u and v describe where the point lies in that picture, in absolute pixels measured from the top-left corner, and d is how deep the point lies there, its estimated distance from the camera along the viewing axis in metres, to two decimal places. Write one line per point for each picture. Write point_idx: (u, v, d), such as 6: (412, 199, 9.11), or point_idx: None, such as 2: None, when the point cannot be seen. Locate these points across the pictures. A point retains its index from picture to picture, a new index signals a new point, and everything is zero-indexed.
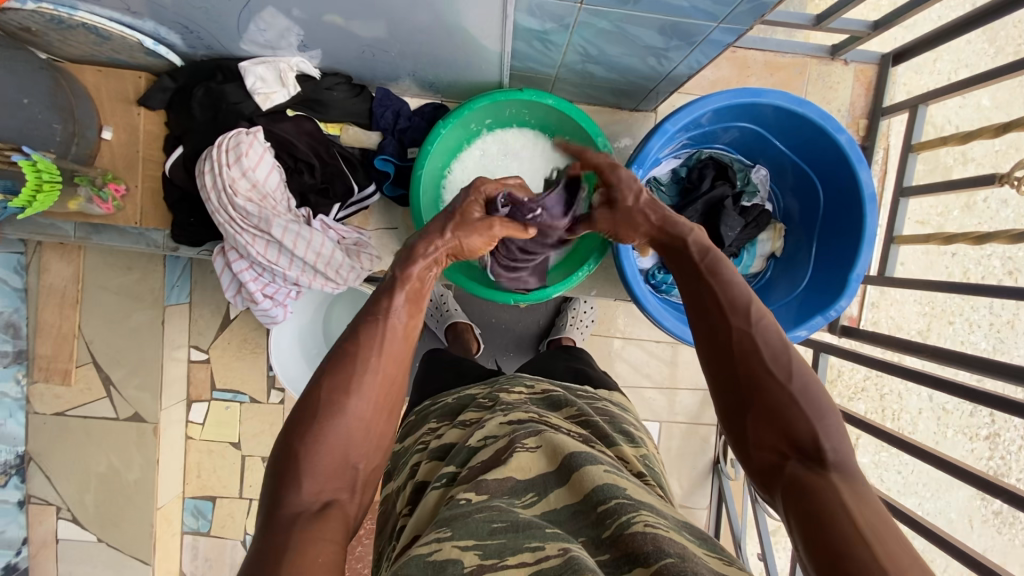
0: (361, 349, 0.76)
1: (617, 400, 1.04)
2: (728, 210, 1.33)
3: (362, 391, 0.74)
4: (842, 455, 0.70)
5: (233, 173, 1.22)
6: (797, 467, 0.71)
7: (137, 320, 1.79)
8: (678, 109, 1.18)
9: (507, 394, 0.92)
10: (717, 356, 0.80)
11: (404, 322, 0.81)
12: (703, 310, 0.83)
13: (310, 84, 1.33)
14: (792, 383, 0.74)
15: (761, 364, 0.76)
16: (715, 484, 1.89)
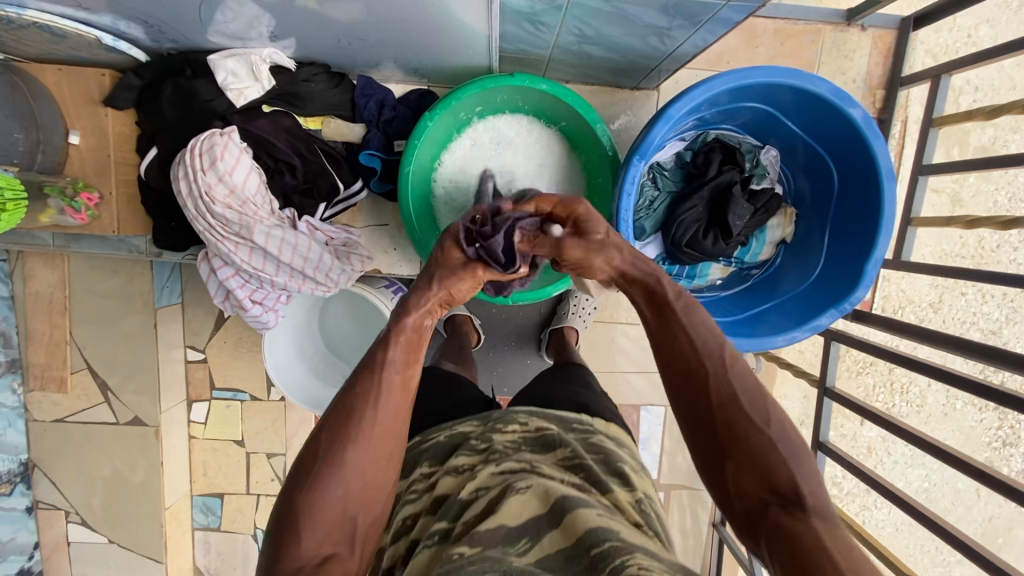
0: (357, 401, 0.76)
1: (613, 432, 0.93)
2: (737, 197, 1.25)
3: (358, 443, 0.74)
4: (820, 501, 0.71)
5: (208, 179, 1.15)
6: (778, 514, 0.70)
7: (129, 323, 1.75)
8: (683, 93, 1.09)
9: (500, 435, 0.86)
10: (689, 410, 0.80)
11: (397, 377, 0.80)
12: (675, 356, 0.83)
13: (286, 76, 1.24)
14: (769, 430, 0.75)
15: (735, 404, 0.77)
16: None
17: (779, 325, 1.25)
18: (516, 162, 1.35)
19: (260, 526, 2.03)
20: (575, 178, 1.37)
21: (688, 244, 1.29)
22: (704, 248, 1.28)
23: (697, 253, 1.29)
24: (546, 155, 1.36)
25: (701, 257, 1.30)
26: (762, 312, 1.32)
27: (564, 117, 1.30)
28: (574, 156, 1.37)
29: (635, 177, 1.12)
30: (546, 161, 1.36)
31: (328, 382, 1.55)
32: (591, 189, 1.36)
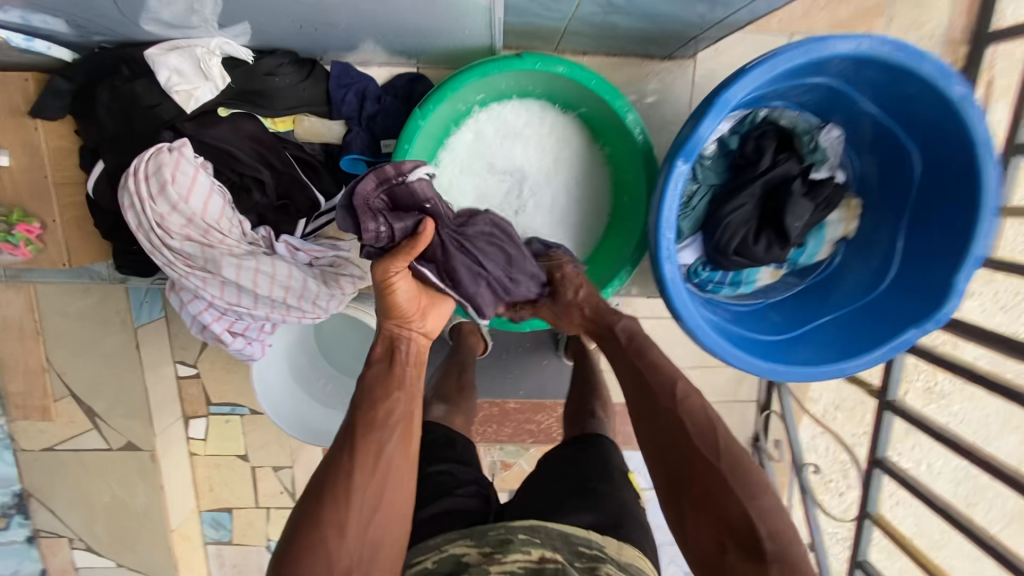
0: (340, 457, 0.75)
1: (629, 559, 0.79)
2: (796, 194, 1.04)
3: (347, 499, 0.72)
4: (781, 542, 0.71)
5: (160, 207, 0.96)
6: (737, 560, 0.71)
7: (109, 346, 1.60)
8: (739, 74, 0.86)
9: (497, 569, 0.72)
10: (653, 451, 0.82)
11: (393, 435, 0.77)
12: (641, 401, 0.85)
13: (243, 70, 1.01)
14: (722, 464, 0.76)
15: (701, 453, 0.77)
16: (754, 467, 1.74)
17: (846, 346, 1.06)
18: (529, 157, 1.13)
19: (273, 538, 1.96)
20: (598, 172, 1.16)
21: (736, 250, 1.09)
22: (756, 255, 1.08)
23: (747, 260, 1.10)
24: (563, 146, 1.14)
25: (751, 264, 1.10)
26: (820, 326, 1.13)
27: (585, 101, 1.07)
28: (596, 146, 1.15)
29: (682, 183, 0.90)
30: (563, 154, 1.15)
31: (328, 407, 1.39)
32: (619, 185, 1.15)
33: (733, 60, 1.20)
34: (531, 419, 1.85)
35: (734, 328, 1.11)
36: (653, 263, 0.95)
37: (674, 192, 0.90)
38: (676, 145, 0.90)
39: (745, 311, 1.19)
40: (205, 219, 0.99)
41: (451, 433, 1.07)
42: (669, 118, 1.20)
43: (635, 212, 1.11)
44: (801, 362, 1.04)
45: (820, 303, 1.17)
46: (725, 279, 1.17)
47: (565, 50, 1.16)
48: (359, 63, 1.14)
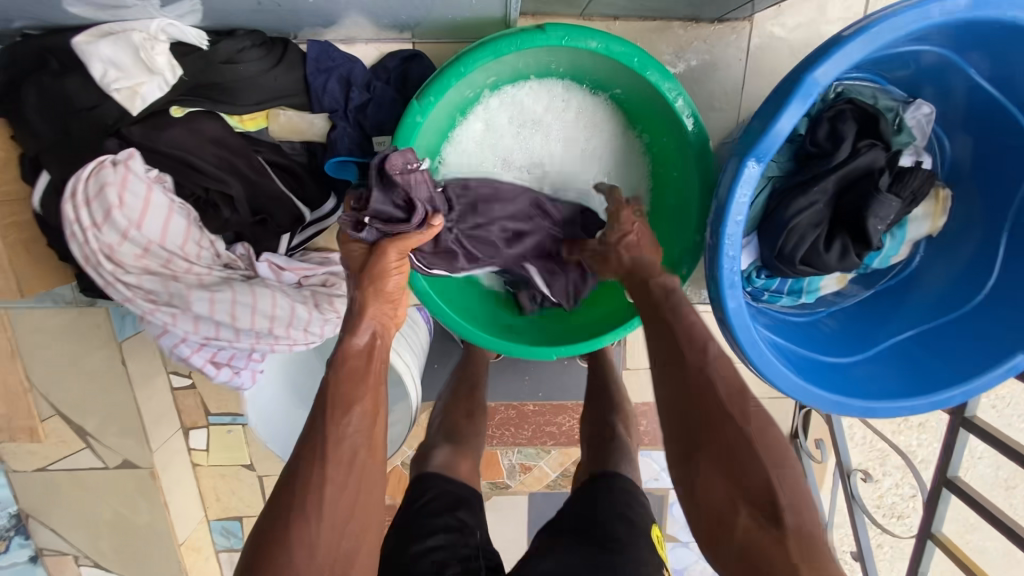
0: (304, 462, 0.67)
1: None
2: (882, 191, 0.85)
3: (312, 514, 0.65)
4: (802, 516, 0.57)
5: (108, 237, 0.79)
6: (750, 525, 0.57)
7: (93, 363, 1.47)
8: (834, 47, 0.66)
9: None
10: (663, 389, 0.65)
11: (360, 432, 0.70)
12: (657, 335, 0.69)
13: (196, 58, 0.82)
14: (748, 429, 0.60)
15: (720, 405, 0.61)
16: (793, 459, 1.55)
17: (934, 372, 0.89)
18: (551, 150, 0.94)
19: None
20: (634, 166, 0.95)
21: (803, 258, 0.90)
22: (828, 264, 0.90)
23: (815, 269, 0.91)
24: (591, 134, 0.95)
25: (819, 273, 0.92)
26: (897, 344, 0.96)
27: (620, 81, 0.86)
28: (632, 133, 0.94)
29: (752, 190, 0.71)
30: (591, 144, 0.95)
31: None
32: (656, 181, 0.94)
33: (797, 19, 0.98)
34: (552, 421, 1.64)
35: (797, 350, 0.94)
36: (710, 285, 0.78)
37: (742, 202, 0.71)
38: (746, 140, 0.70)
39: (804, 325, 1.02)
40: (165, 244, 0.83)
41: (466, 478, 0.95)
42: (717, 93, 1.00)
43: (678, 220, 0.89)
44: (883, 394, 0.87)
45: (894, 314, 0.99)
46: (783, 288, 1.00)
47: (592, 14, 0.96)
48: (342, 40, 0.93)
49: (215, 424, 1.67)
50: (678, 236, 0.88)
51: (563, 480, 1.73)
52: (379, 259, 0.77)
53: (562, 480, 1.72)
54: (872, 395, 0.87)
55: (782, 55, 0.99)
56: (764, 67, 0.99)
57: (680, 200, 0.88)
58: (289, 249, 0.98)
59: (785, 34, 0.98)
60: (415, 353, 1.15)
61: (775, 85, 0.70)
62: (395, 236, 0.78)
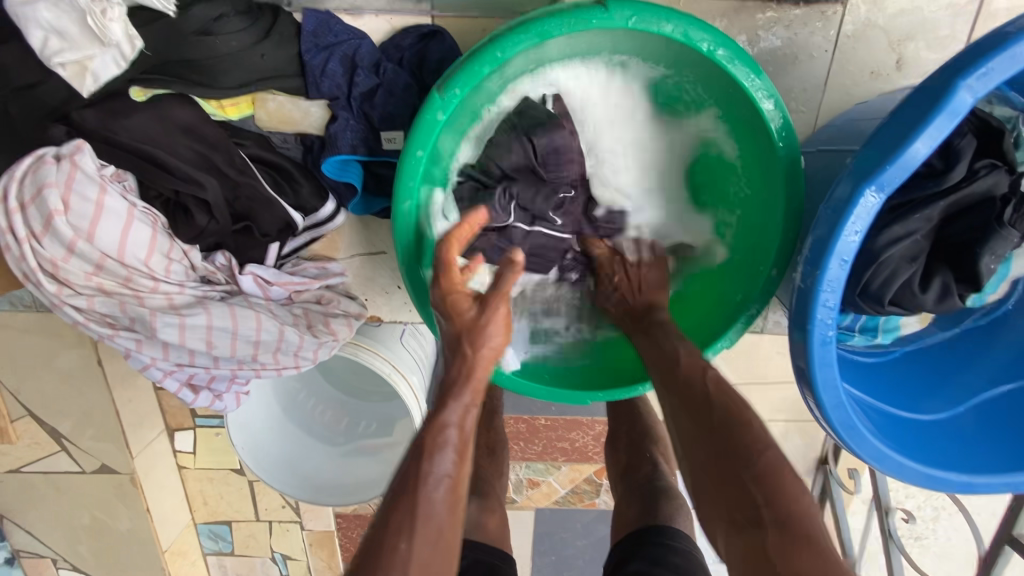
0: (393, 526, 0.56)
1: None
2: (1003, 224, 0.69)
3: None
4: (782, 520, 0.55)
5: (53, 251, 0.66)
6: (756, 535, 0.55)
7: (64, 363, 1.31)
8: (999, 45, 0.50)
9: None
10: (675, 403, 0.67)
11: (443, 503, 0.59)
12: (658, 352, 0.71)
13: (162, 27, 0.66)
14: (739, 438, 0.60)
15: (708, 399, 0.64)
16: (816, 480, 1.32)
17: None
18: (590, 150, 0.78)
19: (278, 551, 1.57)
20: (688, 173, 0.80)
21: (894, 299, 0.74)
22: (923, 306, 0.74)
23: (906, 311, 0.76)
24: (638, 133, 0.78)
25: (907, 314, 0.77)
26: (988, 399, 0.81)
27: (688, 71, 0.69)
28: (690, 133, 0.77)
29: (866, 226, 0.55)
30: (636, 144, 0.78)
31: (326, 442, 1.12)
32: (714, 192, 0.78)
33: (900, 2, 0.80)
34: (564, 437, 1.38)
35: (873, 404, 0.79)
36: (793, 332, 0.62)
37: (853, 240, 0.56)
38: (867, 161, 0.55)
39: (875, 369, 0.87)
40: (123, 258, 0.69)
41: (492, 538, 0.85)
42: (795, 90, 0.84)
43: (751, 250, 0.73)
44: (980, 466, 0.73)
45: (983, 360, 0.84)
46: (856, 326, 0.85)
47: None
48: (346, 10, 0.76)
49: (204, 425, 1.44)
50: (753, 265, 0.72)
51: (571, 499, 1.46)
52: (491, 319, 0.67)
53: (571, 499, 1.46)
54: (966, 467, 0.72)
55: (877, 46, 0.82)
56: (853, 61, 0.83)
57: (758, 223, 0.71)
58: (280, 259, 0.83)
59: (883, 21, 0.81)
60: (421, 371, 0.95)
61: (911, 91, 0.54)
62: (498, 289, 0.68)
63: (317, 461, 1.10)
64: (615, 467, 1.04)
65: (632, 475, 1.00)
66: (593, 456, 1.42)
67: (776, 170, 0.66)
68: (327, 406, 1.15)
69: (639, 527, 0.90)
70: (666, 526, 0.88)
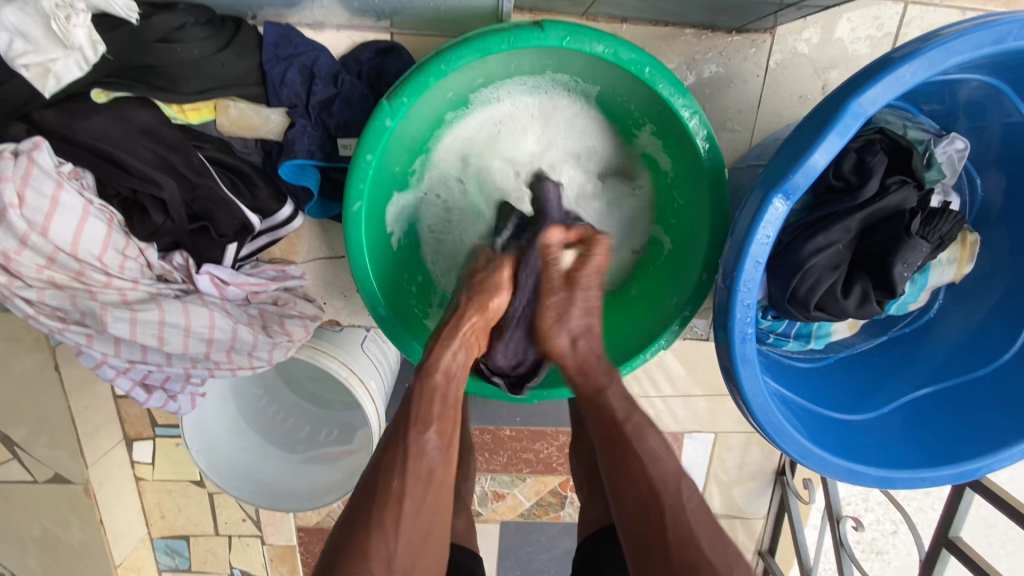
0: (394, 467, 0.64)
1: None
2: (913, 235, 0.75)
3: (390, 524, 0.61)
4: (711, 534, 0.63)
5: (5, 242, 0.68)
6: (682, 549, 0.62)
7: (20, 368, 1.28)
8: (884, 70, 0.56)
9: None
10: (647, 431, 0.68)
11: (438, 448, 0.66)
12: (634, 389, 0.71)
13: (125, 33, 0.69)
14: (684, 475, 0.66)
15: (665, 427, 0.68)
16: (776, 493, 1.36)
17: (950, 440, 0.80)
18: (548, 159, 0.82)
19: (237, 567, 1.54)
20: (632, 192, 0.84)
21: (818, 303, 0.79)
22: (845, 310, 0.80)
23: (830, 315, 0.81)
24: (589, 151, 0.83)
25: (832, 319, 0.82)
26: (911, 402, 0.86)
27: (624, 90, 0.74)
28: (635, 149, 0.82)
29: (776, 231, 0.60)
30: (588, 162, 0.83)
31: (285, 449, 1.12)
32: (656, 209, 0.83)
33: (823, 34, 0.88)
34: (529, 448, 1.40)
35: (805, 404, 0.84)
36: (718, 332, 0.67)
37: (764, 243, 0.60)
38: (774, 171, 0.60)
39: (811, 374, 0.92)
40: (76, 252, 0.70)
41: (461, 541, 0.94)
42: (730, 111, 0.91)
43: (685, 257, 0.77)
44: (902, 462, 0.78)
45: (909, 364, 0.90)
46: (791, 332, 0.89)
47: (596, 14, 0.85)
48: (309, 25, 0.81)
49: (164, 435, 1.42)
50: (687, 269, 0.76)
51: (537, 511, 1.46)
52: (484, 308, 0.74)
53: (536, 511, 1.46)
54: (887, 463, 0.77)
55: (804, 73, 0.89)
56: (783, 86, 0.90)
57: (690, 229, 0.76)
58: (237, 260, 0.85)
59: (809, 50, 0.88)
60: (381, 376, 0.96)
61: (811, 109, 0.60)
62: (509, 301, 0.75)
63: (265, 468, 1.09)
64: None
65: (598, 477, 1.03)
66: (556, 467, 1.43)
67: (701, 179, 0.72)
68: (283, 417, 1.16)
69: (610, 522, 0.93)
70: None
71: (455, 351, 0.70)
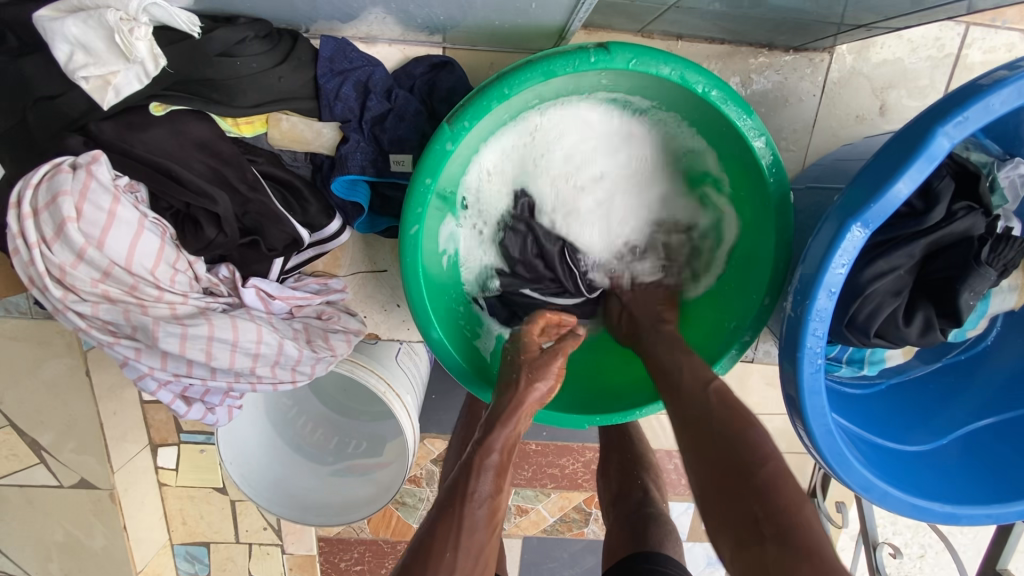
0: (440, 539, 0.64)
1: None
2: (981, 262, 0.72)
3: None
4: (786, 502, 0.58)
5: (63, 257, 0.67)
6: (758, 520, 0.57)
7: (51, 372, 1.28)
8: (972, 98, 0.54)
9: None
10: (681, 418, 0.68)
11: (487, 499, 0.68)
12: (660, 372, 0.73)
13: (186, 47, 0.67)
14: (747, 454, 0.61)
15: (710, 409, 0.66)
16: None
17: (1016, 473, 0.76)
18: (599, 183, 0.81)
19: None
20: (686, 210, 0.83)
21: (879, 330, 0.77)
22: (906, 338, 0.77)
23: (890, 343, 0.78)
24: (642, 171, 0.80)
25: (892, 347, 0.79)
26: (970, 433, 0.83)
27: (683, 111, 0.73)
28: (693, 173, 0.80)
29: (853, 260, 0.58)
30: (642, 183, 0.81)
31: (315, 461, 1.11)
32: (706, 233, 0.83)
33: (882, 53, 0.86)
34: (554, 464, 1.37)
35: (861, 434, 0.81)
36: (784, 361, 0.65)
37: (840, 273, 0.58)
38: (852, 201, 0.58)
39: (863, 401, 0.89)
40: (130, 266, 0.70)
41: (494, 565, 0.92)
42: (784, 130, 0.89)
43: (743, 280, 0.76)
44: (963, 497, 0.75)
45: (963, 393, 0.87)
46: (843, 357, 0.88)
47: (652, 31, 0.83)
48: (362, 38, 0.80)
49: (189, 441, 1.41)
50: (745, 295, 0.75)
51: (560, 527, 1.43)
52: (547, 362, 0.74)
53: (560, 528, 1.44)
54: (952, 498, 0.74)
55: (861, 92, 0.88)
56: (839, 105, 0.88)
57: (750, 251, 0.75)
58: (282, 273, 0.85)
59: (866, 70, 0.87)
60: (415, 390, 0.94)
61: (893, 135, 0.58)
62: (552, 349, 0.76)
63: (291, 482, 1.07)
64: (607, 494, 1.06)
65: (622, 503, 1.01)
66: (582, 484, 1.41)
67: (766, 204, 0.70)
68: (312, 430, 1.15)
69: (632, 552, 0.90)
70: (654, 553, 0.89)
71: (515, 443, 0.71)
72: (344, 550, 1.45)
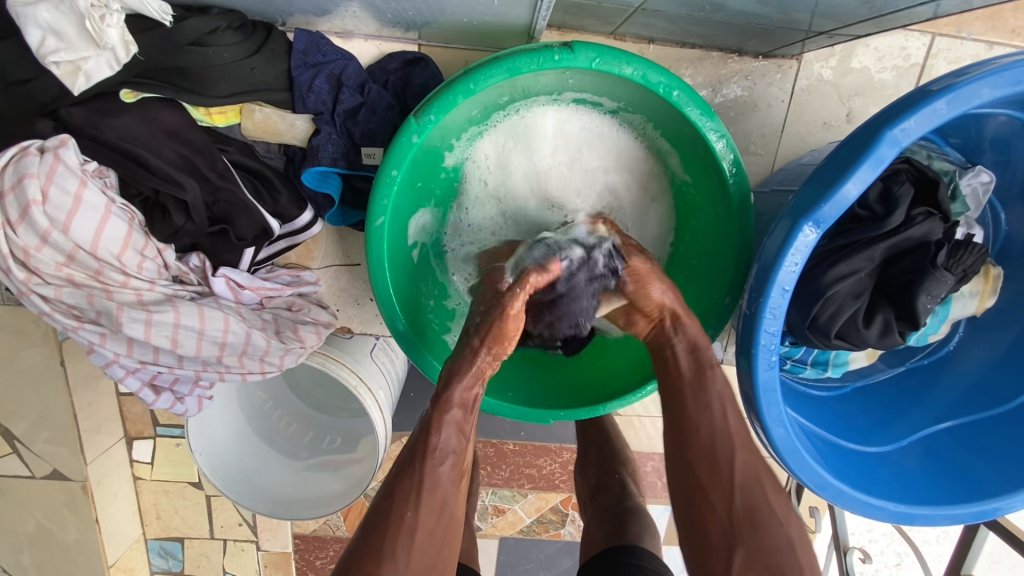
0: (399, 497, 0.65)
1: None
2: (938, 268, 0.74)
3: (400, 557, 0.62)
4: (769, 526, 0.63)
5: (27, 239, 0.68)
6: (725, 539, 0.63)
7: (24, 361, 1.27)
8: (917, 103, 0.56)
9: None
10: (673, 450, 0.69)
11: (453, 483, 0.67)
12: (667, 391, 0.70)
13: (157, 35, 0.69)
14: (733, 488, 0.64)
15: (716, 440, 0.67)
16: None
17: (970, 475, 0.78)
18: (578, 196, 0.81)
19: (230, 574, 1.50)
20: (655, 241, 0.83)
21: (839, 332, 0.78)
22: (866, 340, 0.78)
23: (851, 345, 0.79)
24: (631, 193, 0.82)
25: (853, 349, 0.80)
26: (929, 436, 0.85)
27: (647, 111, 0.74)
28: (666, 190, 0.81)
29: (805, 259, 0.59)
30: (627, 206, 0.82)
31: (289, 454, 1.11)
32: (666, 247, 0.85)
33: (849, 61, 0.88)
34: (532, 464, 1.37)
35: (822, 434, 0.82)
36: (740, 358, 0.66)
37: (792, 271, 0.60)
38: (804, 200, 0.59)
39: (827, 403, 0.90)
40: (96, 251, 0.70)
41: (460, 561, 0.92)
42: (753, 135, 0.90)
43: (706, 279, 0.77)
44: (920, 497, 0.76)
45: (926, 396, 0.88)
46: (808, 359, 0.89)
47: (624, 34, 0.85)
48: (338, 33, 0.81)
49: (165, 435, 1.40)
50: (707, 292, 0.76)
51: (537, 528, 1.43)
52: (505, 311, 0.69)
53: (536, 529, 1.43)
54: (908, 497, 0.76)
55: (829, 100, 0.89)
56: (808, 112, 0.90)
57: (715, 252, 0.75)
58: (254, 264, 0.86)
59: (834, 78, 0.89)
60: (389, 386, 0.93)
61: (843, 139, 0.60)
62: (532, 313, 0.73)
63: (263, 475, 1.07)
64: (586, 489, 1.06)
65: (602, 496, 1.02)
66: (559, 485, 1.41)
67: (727, 203, 0.71)
68: (288, 425, 1.15)
69: (609, 545, 0.91)
70: (632, 545, 0.90)
71: (480, 360, 0.69)
72: (320, 547, 1.45)
